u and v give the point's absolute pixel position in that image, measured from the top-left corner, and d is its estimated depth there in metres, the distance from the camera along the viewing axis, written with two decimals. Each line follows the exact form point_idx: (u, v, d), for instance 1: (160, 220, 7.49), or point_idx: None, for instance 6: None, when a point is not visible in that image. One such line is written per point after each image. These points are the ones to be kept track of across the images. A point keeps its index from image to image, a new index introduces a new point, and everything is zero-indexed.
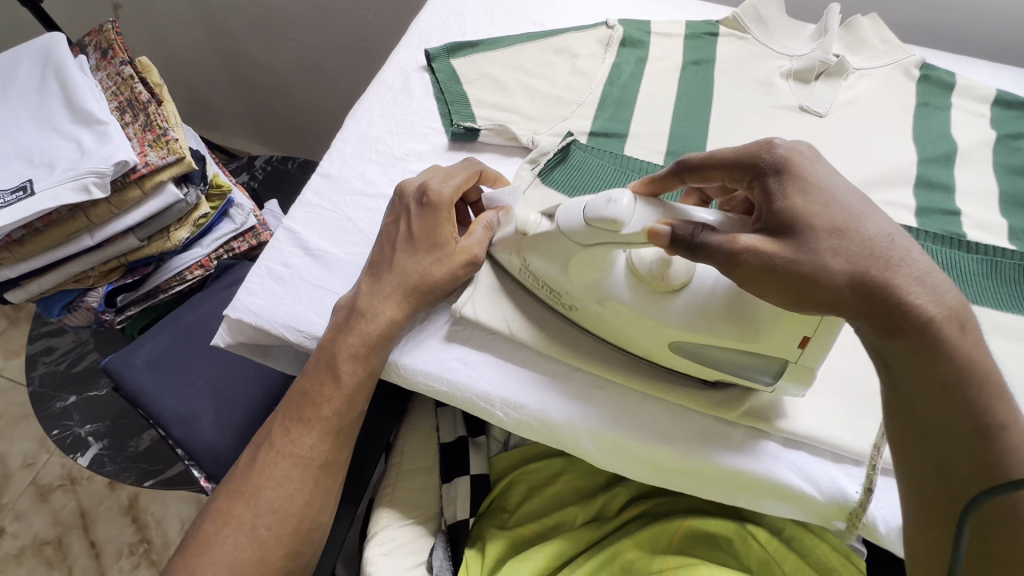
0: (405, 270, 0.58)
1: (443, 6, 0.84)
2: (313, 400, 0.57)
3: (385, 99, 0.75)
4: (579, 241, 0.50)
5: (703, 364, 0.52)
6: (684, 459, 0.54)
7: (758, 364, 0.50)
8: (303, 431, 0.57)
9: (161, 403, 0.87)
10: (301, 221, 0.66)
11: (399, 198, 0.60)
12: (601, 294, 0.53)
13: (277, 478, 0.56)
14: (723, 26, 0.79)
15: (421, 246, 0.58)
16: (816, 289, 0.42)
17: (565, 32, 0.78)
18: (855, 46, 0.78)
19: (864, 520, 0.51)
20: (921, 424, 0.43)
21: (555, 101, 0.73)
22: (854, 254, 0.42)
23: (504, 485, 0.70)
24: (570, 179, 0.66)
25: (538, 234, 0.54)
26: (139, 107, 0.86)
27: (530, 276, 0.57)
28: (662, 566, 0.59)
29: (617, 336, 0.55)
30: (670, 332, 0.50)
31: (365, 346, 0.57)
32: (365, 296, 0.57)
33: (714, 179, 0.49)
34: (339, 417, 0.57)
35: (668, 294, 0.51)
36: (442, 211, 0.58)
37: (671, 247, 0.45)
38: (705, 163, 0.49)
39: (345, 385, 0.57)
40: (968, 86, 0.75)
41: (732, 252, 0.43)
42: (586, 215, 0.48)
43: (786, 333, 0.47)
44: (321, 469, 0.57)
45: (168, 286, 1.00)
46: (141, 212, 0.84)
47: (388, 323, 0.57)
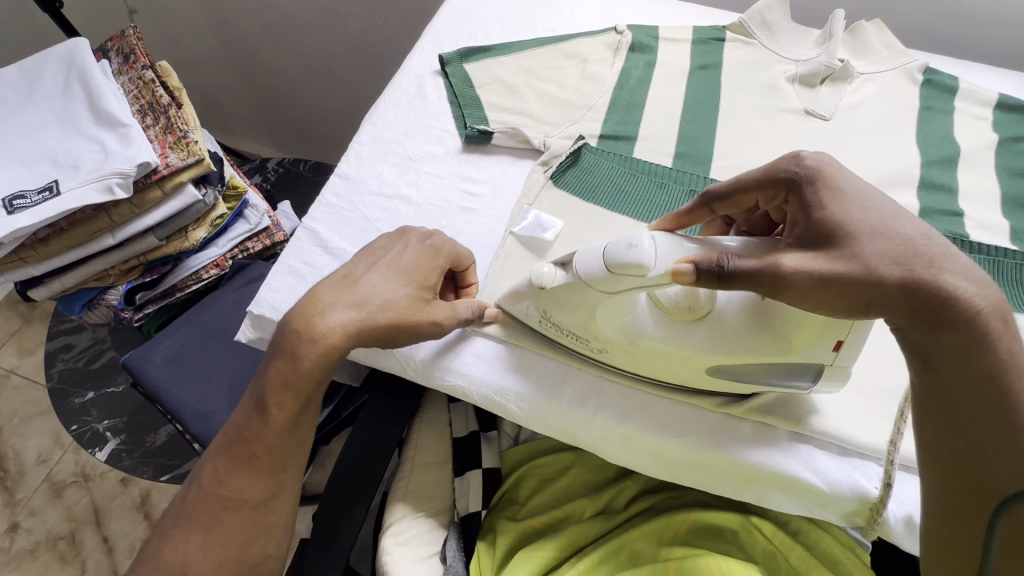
0: (366, 294, 0.53)
1: (456, 11, 0.87)
2: (248, 436, 0.53)
3: (400, 103, 0.77)
4: (601, 288, 0.49)
5: (736, 380, 0.53)
6: (695, 452, 0.55)
7: (792, 368, 0.51)
8: (237, 471, 0.53)
9: (179, 398, 0.89)
10: (321, 221, 0.68)
11: (399, 236, 0.59)
12: (629, 330, 0.53)
13: (210, 522, 0.52)
14: (730, 32, 0.81)
15: (398, 276, 0.55)
16: (854, 288, 0.43)
17: (575, 37, 0.80)
18: (859, 51, 0.79)
19: (881, 516, 0.52)
20: (956, 428, 0.44)
21: (565, 105, 0.75)
22: (880, 252, 0.43)
23: (514, 479, 0.72)
24: (582, 182, 0.68)
25: (556, 286, 0.53)
26: (160, 110, 0.89)
27: (550, 327, 0.57)
28: (668, 557, 0.60)
29: (645, 367, 0.55)
30: (703, 359, 0.52)
31: (300, 381, 0.51)
32: (306, 319, 0.51)
33: (746, 201, 0.53)
34: (272, 453, 0.53)
35: (693, 322, 0.52)
36: (440, 258, 0.58)
37: (697, 281, 0.45)
38: (732, 191, 0.53)
39: (275, 421, 0.52)
40: (971, 90, 0.76)
41: (775, 274, 0.43)
42: (607, 260, 0.48)
43: (816, 339, 0.48)
44: (255, 510, 0.53)
45: (185, 285, 1.02)
46: (161, 212, 0.86)
47: (333, 355, 0.52)
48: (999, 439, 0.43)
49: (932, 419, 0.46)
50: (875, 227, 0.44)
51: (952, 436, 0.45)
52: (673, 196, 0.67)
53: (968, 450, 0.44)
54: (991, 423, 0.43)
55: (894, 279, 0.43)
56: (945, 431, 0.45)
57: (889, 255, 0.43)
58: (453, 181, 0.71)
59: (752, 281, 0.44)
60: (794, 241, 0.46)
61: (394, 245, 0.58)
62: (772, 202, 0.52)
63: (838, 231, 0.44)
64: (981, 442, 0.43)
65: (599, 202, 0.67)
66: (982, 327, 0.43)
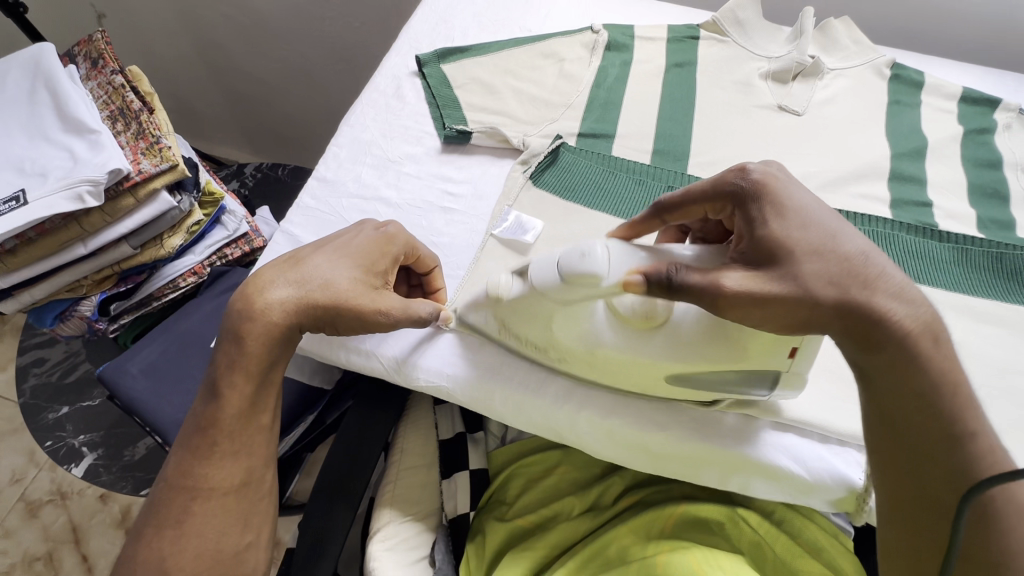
0: (309, 273, 0.54)
1: (432, 13, 0.86)
2: (207, 423, 0.53)
3: (378, 104, 0.77)
4: (556, 296, 0.50)
5: (696, 389, 0.53)
6: (674, 443, 0.56)
7: (751, 376, 0.51)
8: (201, 460, 0.52)
9: (158, 411, 0.87)
10: (299, 225, 0.67)
11: (357, 225, 0.59)
12: (588, 340, 0.54)
13: (180, 515, 0.51)
14: (704, 30, 0.83)
15: (346, 258, 0.55)
16: (785, 303, 0.44)
17: (552, 37, 0.81)
18: (830, 47, 0.81)
19: (867, 505, 0.53)
20: (895, 432, 0.45)
21: (544, 104, 0.75)
22: (797, 267, 0.45)
23: (501, 480, 0.72)
24: (561, 181, 0.68)
25: (513, 295, 0.54)
26: (131, 116, 0.87)
27: (507, 334, 0.58)
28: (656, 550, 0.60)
29: (608, 377, 0.56)
30: (663, 366, 0.52)
31: (249, 362, 0.53)
32: (247, 298, 0.53)
33: (693, 213, 0.54)
34: (238, 436, 0.53)
35: (651, 330, 0.52)
36: (394, 245, 0.58)
37: (647, 291, 0.46)
38: (685, 202, 0.53)
39: (233, 404, 0.53)
40: (936, 84, 0.79)
41: (717, 292, 0.44)
42: (561, 271, 0.48)
43: (775, 346, 0.49)
44: (229, 498, 0.52)
45: (162, 294, 1.00)
46: (134, 219, 0.85)
47: (274, 333, 0.52)
48: (934, 445, 0.44)
49: (876, 430, 0.47)
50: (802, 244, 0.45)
51: (896, 446, 0.45)
52: (652, 192, 0.68)
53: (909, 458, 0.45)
54: (935, 436, 0.44)
55: (808, 291, 0.44)
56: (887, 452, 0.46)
57: (824, 277, 0.44)
58: (434, 182, 0.70)
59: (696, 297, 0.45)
60: (737, 257, 0.48)
61: (344, 233, 0.58)
62: (722, 210, 0.52)
63: (777, 249, 0.46)
64: (925, 453, 0.44)
65: (580, 201, 0.67)
66: (914, 349, 0.44)
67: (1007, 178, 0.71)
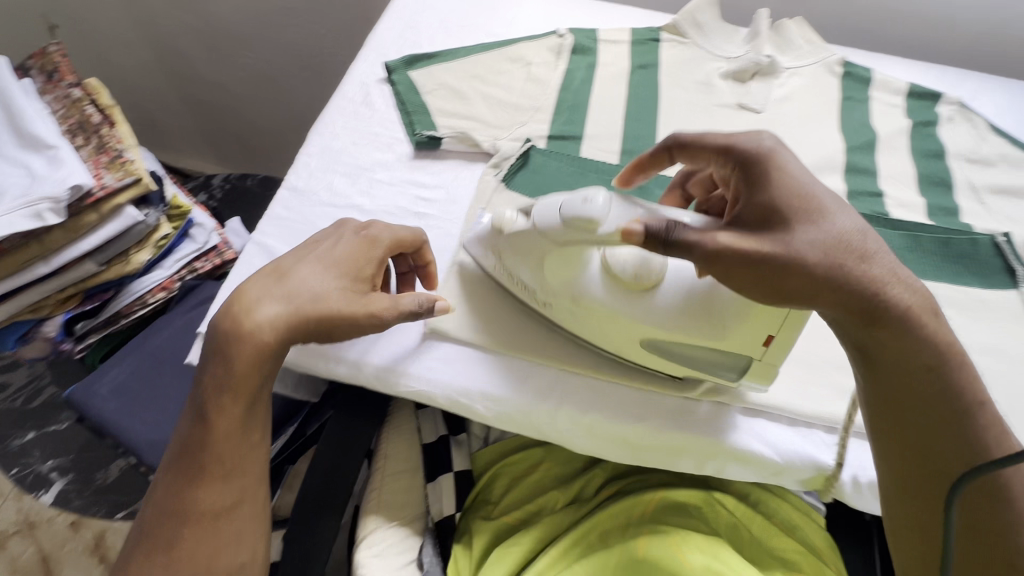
0: (296, 287, 0.53)
1: (399, 19, 0.87)
2: (197, 444, 0.52)
3: (347, 112, 0.76)
4: (556, 237, 0.52)
5: (673, 361, 0.55)
6: (653, 434, 0.57)
7: (724, 359, 0.54)
8: (192, 482, 0.52)
9: (131, 430, 0.85)
10: (271, 235, 0.65)
11: (338, 227, 0.60)
12: (576, 290, 0.55)
13: (172, 539, 0.51)
14: (665, 32, 0.85)
15: (330, 269, 0.55)
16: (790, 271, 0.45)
17: (518, 42, 0.82)
18: (784, 47, 0.85)
19: (838, 481, 0.56)
20: (901, 410, 0.48)
21: (513, 108, 0.76)
22: (795, 236, 0.46)
23: (486, 480, 0.73)
24: (533, 183, 0.69)
25: (515, 230, 0.56)
26: (91, 129, 0.85)
27: (506, 275, 0.60)
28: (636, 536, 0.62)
29: (586, 329, 0.57)
30: (642, 329, 0.53)
31: (238, 383, 0.52)
32: (233, 317, 0.52)
33: (701, 161, 0.56)
34: (228, 457, 0.52)
35: (641, 293, 0.53)
36: (377, 249, 0.58)
37: (645, 243, 0.47)
38: (699, 148, 0.55)
39: (224, 426, 0.52)
40: (884, 80, 0.83)
41: (707, 248, 0.46)
42: (563, 213, 0.51)
43: (752, 332, 0.51)
44: (219, 520, 0.52)
45: (129, 312, 0.96)
46: (98, 236, 0.83)
47: (263, 352, 0.52)
48: (940, 421, 0.46)
49: (886, 409, 0.48)
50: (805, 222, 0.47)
51: (901, 424, 0.48)
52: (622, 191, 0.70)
53: (920, 436, 0.47)
54: (941, 414, 0.46)
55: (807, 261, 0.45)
56: (895, 436, 0.48)
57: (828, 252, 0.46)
58: (406, 188, 0.70)
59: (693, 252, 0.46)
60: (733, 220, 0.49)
61: (338, 230, 0.59)
62: (723, 169, 0.54)
63: (773, 216, 0.48)
64: (932, 436, 0.46)
65: None
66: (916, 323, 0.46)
67: (952, 167, 0.76)
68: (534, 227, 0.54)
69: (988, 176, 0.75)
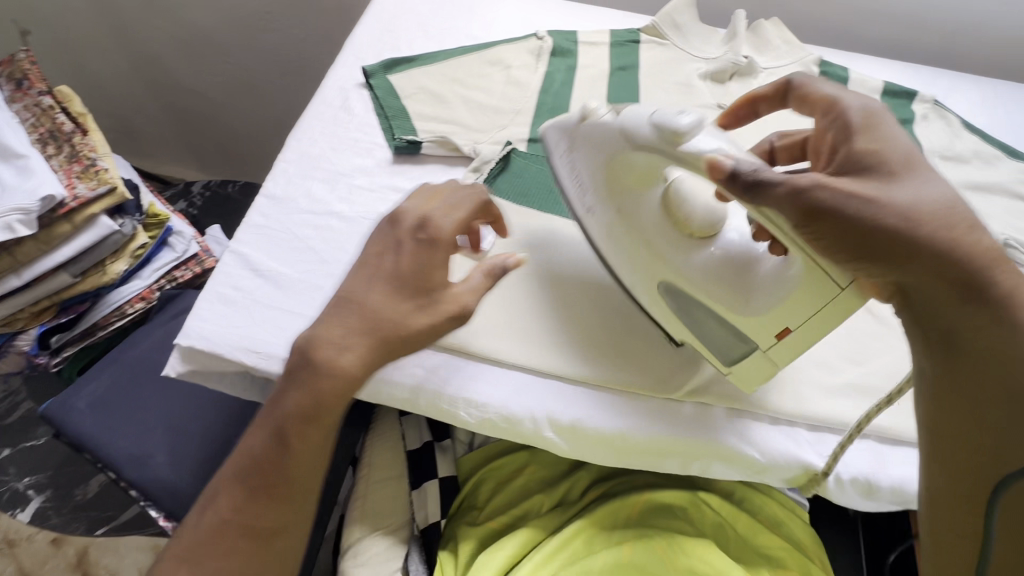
0: (372, 316, 0.48)
1: (378, 23, 0.86)
2: (256, 457, 0.47)
3: (325, 117, 0.75)
4: (636, 145, 0.51)
5: (677, 313, 0.56)
6: (635, 436, 0.56)
7: (731, 342, 0.54)
8: (257, 499, 0.46)
9: (110, 444, 0.83)
10: (249, 244, 0.64)
11: (390, 227, 0.52)
12: (629, 205, 0.55)
13: (223, 554, 0.46)
14: (645, 34, 0.86)
15: (386, 289, 0.49)
16: (867, 233, 0.42)
17: (498, 45, 0.82)
18: (761, 48, 0.86)
19: (823, 477, 0.56)
20: (975, 405, 0.44)
21: (492, 111, 0.76)
22: (891, 200, 0.42)
23: (472, 484, 0.73)
24: (514, 187, 0.69)
25: (597, 125, 0.54)
26: (62, 138, 0.83)
27: (571, 178, 0.59)
28: (620, 541, 0.63)
29: (617, 249, 0.58)
30: (668, 269, 0.54)
31: (325, 409, 0.47)
32: (314, 353, 0.47)
33: (810, 107, 0.54)
34: (298, 479, 0.47)
35: (687, 237, 0.53)
36: (438, 253, 0.50)
37: (724, 182, 0.45)
38: (811, 93, 0.54)
39: (299, 447, 0.47)
40: (860, 79, 0.84)
41: (799, 190, 0.42)
42: (653, 117, 0.49)
43: (770, 321, 0.50)
44: (269, 541, 0.46)
45: (107, 323, 0.95)
46: (72, 247, 0.81)
47: (350, 386, 0.47)
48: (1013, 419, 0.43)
49: (949, 407, 0.45)
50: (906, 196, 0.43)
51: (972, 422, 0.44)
52: None
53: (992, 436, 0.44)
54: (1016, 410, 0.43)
55: (890, 223, 0.42)
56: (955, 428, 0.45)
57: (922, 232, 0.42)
58: (385, 193, 0.69)
59: (775, 194, 0.43)
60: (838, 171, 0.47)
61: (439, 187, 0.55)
62: (819, 125, 0.53)
63: (870, 172, 0.45)
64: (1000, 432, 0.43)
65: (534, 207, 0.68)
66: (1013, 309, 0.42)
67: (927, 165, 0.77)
68: (614, 132, 0.52)
69: (962, 173, 0.76)
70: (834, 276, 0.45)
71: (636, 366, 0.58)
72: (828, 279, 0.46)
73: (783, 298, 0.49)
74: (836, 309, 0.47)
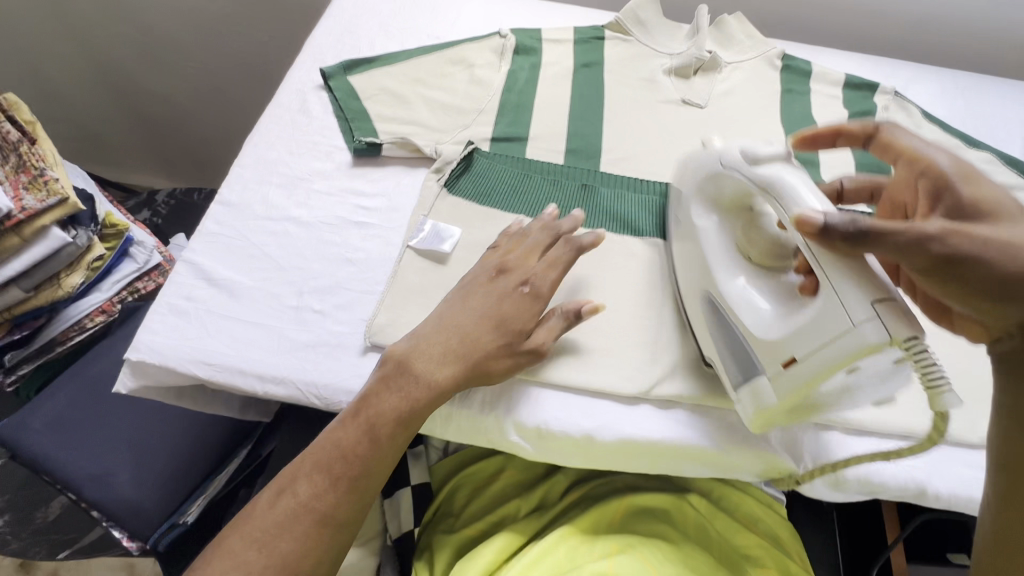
0: (472, 341, 0.52)
1: (337, 24, 0.84)
2: (340, 450, 0.49)
3: (283, 121, 0.73)
4: (727, 175, 0.54)
5: (709, 328, 0.55)
6: (603, 439, 0.55)
7: (746, 352, 0.51)
8: (331, 485, 0.48)
9: (68, 465, 0.80)
10: (203, 253, 0.62)
11: (500, 273, 0.56)
12: (701, 221, 0.58)
13: (285, 528, 0.47)
14: (609, 30, 0.85)
15: (487, 323, 0.53)
16: (976, 273, 0.42)
17: (460, 44, 0.81)
18: (725, 43, 0.86)
19: (795, 469, 0.55)
20: None
21: (455, 111, 0.75)
22: (1011, 244, 0.42)
23: (448, 490, 0.71)
24: (476, 187, 0.68)
25: (702, 152, 0.59)
26: (8, 147, 0.79)
27: (676, 197, 0.62)
28: (606, 550, 0.59)
29: (681, 258, 0.60)
30: (710, 280, 0.55)
31: (416, 418, 0.50)
32: (412, 356, 0.52)
33: (892, 155, 0.51)
34: (371, 477, 0.49)
35: (748, 261, 0.54)
36: (539, 304, 0.55)
37: (816, 234, 0.44)
38: (895, 141, 0.51)
39: (387, 448, 0.50)
40: (822, 72, 0.84)
41: (907, 238, 0.42)
42: (743, 149, 0.53)
43: (793, 345, 0.47)
44: (334, 529, 0.48)
45: (65, 338, 0.91)
46: (23, 260, 0.78)
47: (442, 398, 0.51)
48: None
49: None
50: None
51: None
52: (567, 192, 0.68)
53: None
54: None
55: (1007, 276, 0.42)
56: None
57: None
58: (345, 197, 0.67)
59: (893, 239, 0.42)
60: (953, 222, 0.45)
61: (530, 231, 0.59)
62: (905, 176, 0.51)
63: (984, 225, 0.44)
64: None
65: (496, 207, 0.67)
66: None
67: None
68: (713, 156, 0.56)
69: None
70: (849, 307, 0.43)
71: (603, 366, 0.57)
72: (839, 310, 0.44)
73: (798, 326, 0.47)
74: (841, 348, 0.44)
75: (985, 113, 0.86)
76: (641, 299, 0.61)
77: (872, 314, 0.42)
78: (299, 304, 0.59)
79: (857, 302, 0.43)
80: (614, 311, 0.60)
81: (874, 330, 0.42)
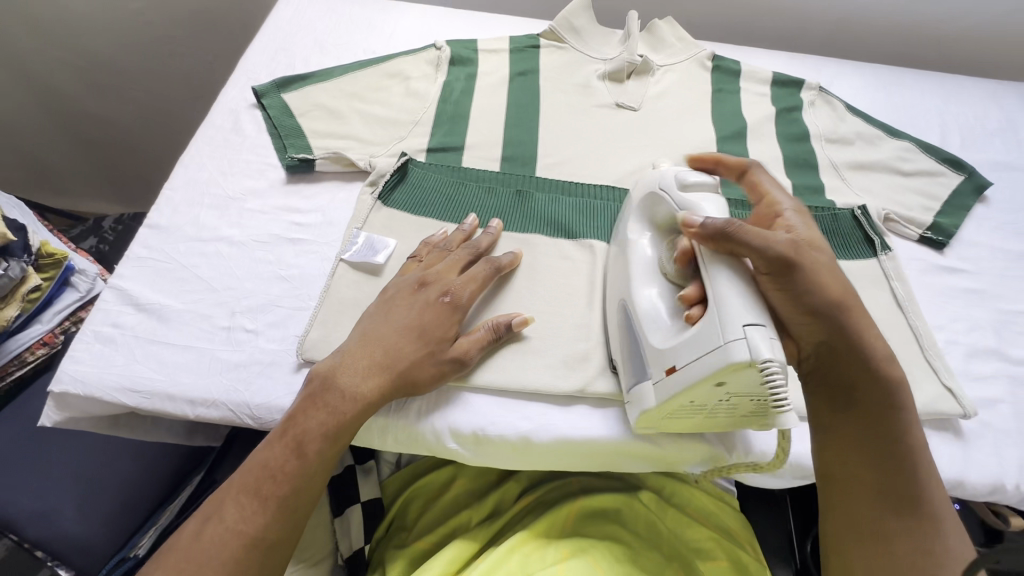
0: (372, 345, 0.53)
1: (271, 42, 0.84)
2: (267, 470, 0.49)
3: (215, 141, 0.73)
4: (656, 195, 0.56)
5: (621, 333, 0.56)
6: (539, 441, 0.55)
7: (637, 359, 0.53)
8: (258, 507, 0.48)
9: (9, 503, 0.76)
10: (130, 278, 0.61)
11: (421, 285, 0.57)
12: (629, 235, 0.58)
13: (205, 556, 0.46)
14: (544, 39, 0.87)
15: (402, 331, 0.54)
16: (797, 285, 0.50)
17: (395, 57, 0.81)
18: (657, 46, 0.88)
19: (733, 458, 0.57)
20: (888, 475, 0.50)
21: (391, 124, 0.75)
22: (817, 269, 0.51)
23: (400, 505, 0.72)
24: (411, 197, 0.68)
25: (643, 173, 0.61)
26: None
27: (615, 216, 0.64)
28: (557, 555, 0.58)
29: (611, 273, 0.61)
30: (626, 291, 0.55)
31: (341, 432, 0.50)
32: (330, 371, 0.52)
33: (756, 192, 0.58)
34: (300, 496, 0.49)
35: (663, 276, 0.54)
36: (458, 315, 0.56)
37: (699, 233, 0.48)
38: (759, 180, 0.57)
39: (316, 463, 0.50)
40: (751, 71, 0.87)
41: (756, 245, 0.48)
42: (675, 177, 0.55)
43: (676, 355, 0.47)
44: (266, 552, 0.47)
45: (4, 372, 0.88)
46: None
47: (364, 408, 0.51)
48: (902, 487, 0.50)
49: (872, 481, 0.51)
50: (825, 269, 0.51)
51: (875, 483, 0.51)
52: (502, 199, 0.69)
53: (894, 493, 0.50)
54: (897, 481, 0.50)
55: (815, 292, 0.50)
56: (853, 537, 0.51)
57: (828, 301, 0.51)
58: (280, 215, 0.67)
59: (746, 240, 0.47)
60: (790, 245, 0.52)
61: (453, 248, 0.62)
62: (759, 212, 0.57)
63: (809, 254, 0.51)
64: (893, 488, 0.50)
65: (431, 216, 0.67)
66: (887, 375, 0.52)
67: (815, 148, 0.80)
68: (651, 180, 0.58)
69: (846, 154, 0.80)
70: (724, 325, 0.44)
71: (536, 367, 0.57)
72: (716, 328, 0.44)
73: (683, 340, 0.48)
74: (711, 364, 0.44)
75: (905, 105, 0.90)
76: (574, 301, 0.62)
77: (739, 334, 0.43)
78: (230, 324, 0.58)
79: (734, 318, 0.44)
80: (546, 312, 0.61)
81: (740, 349, 0.43)
